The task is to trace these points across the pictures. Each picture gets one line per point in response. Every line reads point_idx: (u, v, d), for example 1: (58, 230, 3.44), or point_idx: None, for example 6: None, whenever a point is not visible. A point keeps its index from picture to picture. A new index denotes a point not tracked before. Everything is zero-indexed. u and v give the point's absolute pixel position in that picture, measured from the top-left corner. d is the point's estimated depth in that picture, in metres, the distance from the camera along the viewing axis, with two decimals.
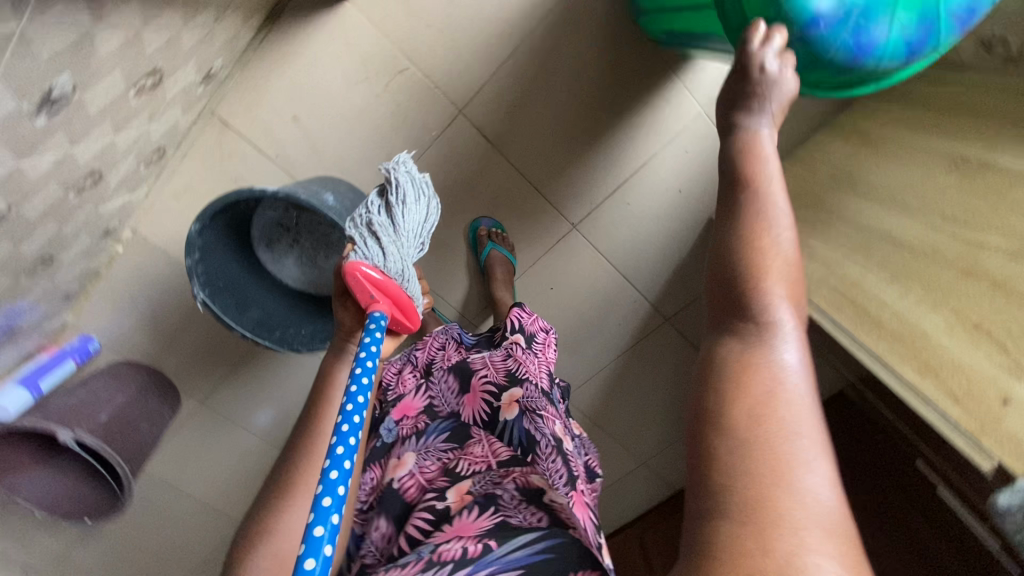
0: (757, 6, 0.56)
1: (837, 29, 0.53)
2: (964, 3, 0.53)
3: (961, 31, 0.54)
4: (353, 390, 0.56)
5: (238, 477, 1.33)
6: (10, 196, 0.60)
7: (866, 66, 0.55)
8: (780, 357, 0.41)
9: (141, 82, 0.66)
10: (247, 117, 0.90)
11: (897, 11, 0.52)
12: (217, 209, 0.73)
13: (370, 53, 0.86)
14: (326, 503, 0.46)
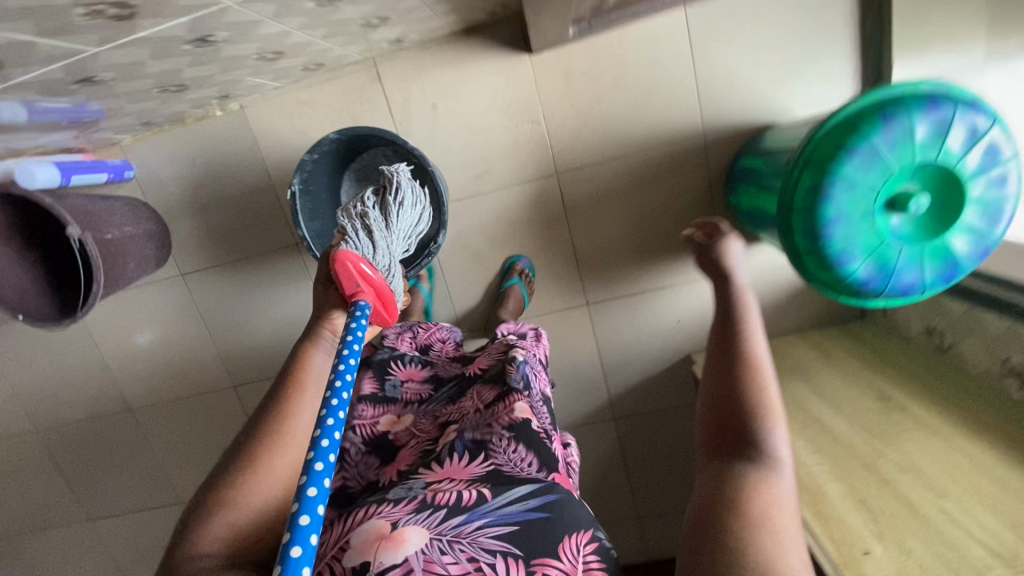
0: (828, 274, 0.74)
1: (884, 283, 0.72)
2: (980, 238, 0.69)
3: (984, 251, 0.70)
4: (332, 404, 0.58)
5: (156, 360, 1.29)
6: (234, 34, 0.71)
7: (916, 294, 0.74)
8: (778, 473, 0.47)
9: (370, 19, 0.81)
10: (397, 83, 1.06)
11: (924, 265, 0.70)
12: (358, 133, 0.87)
13: (519, 96, 1.05)
14: (304, 522, 0.47)
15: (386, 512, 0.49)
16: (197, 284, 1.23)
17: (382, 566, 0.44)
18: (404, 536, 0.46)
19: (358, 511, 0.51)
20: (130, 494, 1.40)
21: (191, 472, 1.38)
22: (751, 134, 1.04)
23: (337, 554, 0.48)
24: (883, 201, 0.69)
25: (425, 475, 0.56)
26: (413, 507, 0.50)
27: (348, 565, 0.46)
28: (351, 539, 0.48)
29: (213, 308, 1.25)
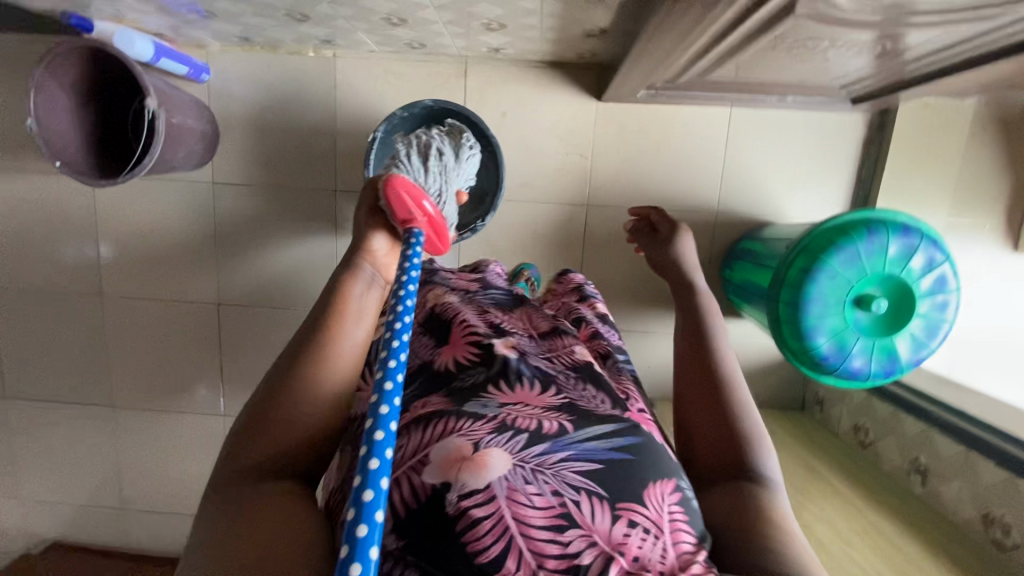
0: (800, 345, 0.87)
1: (837, 363, 0.87)
2: (917, 344, 0.85)
3: (923, 355, 0.86)
4: (400, 309, 0.57)
5: (147, 254, 1.28)
6: None
7: (867, 380, 0.88)
8: (766, 473, 0.57)
9: (492, 23, 0.94)
10: (478, 84, 1.19)
11: (872, 355, 0.86)
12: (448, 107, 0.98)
13: (576, 132, 1.20)
14: (384, 411, 0.49)
15: (464, 431, 0.50)
16: (223, 196, 1.24)
17: (465, 487, 0.45)
18: (487, 460, 0.47)
19: (434, 424, 0.51)
20: (63, 381, 1.34)
21: (138, 376, 1.34)
22: (753, 225, 1.22)
23: (413, 466, 0.49)
24: (854, 299, 0.84)
25: (497, 392, 0.56)
26: (493, 429, 0.51)
27: (428, 482, 0.47)
28: (430, 453, 0.48)
29: (224, 222, 1.25)
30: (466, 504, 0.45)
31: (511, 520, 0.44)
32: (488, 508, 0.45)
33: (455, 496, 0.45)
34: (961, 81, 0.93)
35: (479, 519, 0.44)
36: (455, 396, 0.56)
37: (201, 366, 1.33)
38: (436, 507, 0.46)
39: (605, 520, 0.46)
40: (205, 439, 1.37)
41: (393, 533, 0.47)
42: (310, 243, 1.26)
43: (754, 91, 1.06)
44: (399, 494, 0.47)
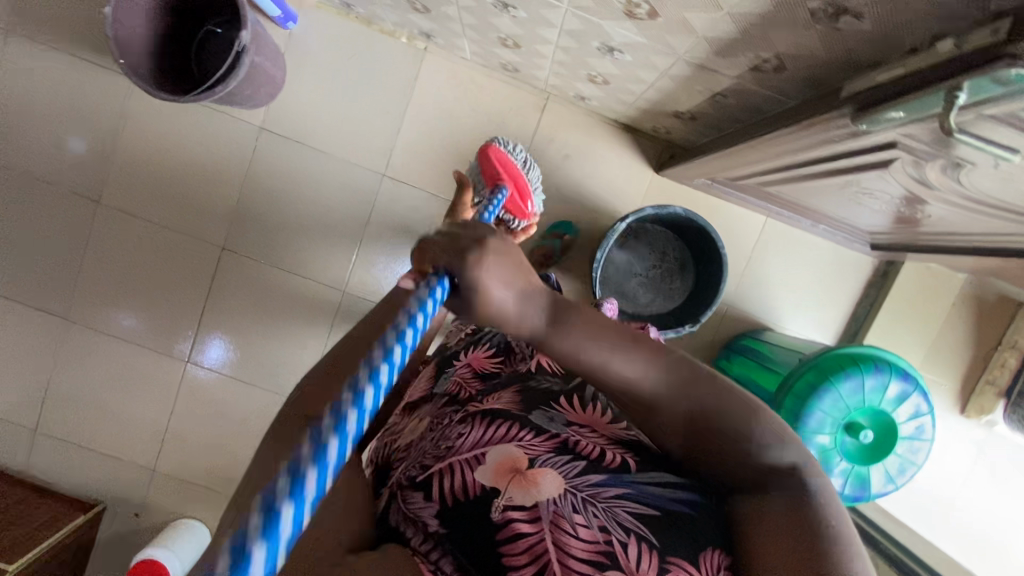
0: None
1: None
2: (885, 478, 0.94)
3: (889, 487, 0.95)
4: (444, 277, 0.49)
5: (162, 173, 1.21)
6: (525, 17, 0.85)
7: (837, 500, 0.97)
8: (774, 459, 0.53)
9: (598, 77, 0.99)
10: (552, 122, 1.23)
11: (846, 477, 0.94)
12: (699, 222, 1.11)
13: (626, 194, 1.26)
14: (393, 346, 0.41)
15: (524, 442, 0.55)
16: (269, 145, 1.21)
17: (512, 499, 0.49)
18: (539, 479, 0.50)
19: (497, 427, 0.56)
20: (22, 279, 1.22)
21: (108, 296, 1.23)
22: (755, 326, 1.31)
23: (469, 461, 0.53)
24: (846, 422, 0.92)
25: (566, 412, 0.61)
26: (554, 448, 0.55)
27: (480, 481, 0.51)
28: (487, 455, 0.53)
29: (258, 170, 1.21)
30: (512, 514, 0.48)
31: (552, 543, 0.47)
32: (530, 525, 0.48)
33: (501, 504, 0.49)
34: (971, 261, 1.06)
35: (520, 532, 0.47)
36: (522, 403, 0.61)
37: (182, 306, 1.25)
38: (483, 508, 0.49)
39: (649, 568, 0.46)
40: (159, 381, 1.27)
41: (438, 515, 0.50)
42: (340, 217, 1.23)
43: (796, 212, 1.16)
44: (451, 483, 0.52)
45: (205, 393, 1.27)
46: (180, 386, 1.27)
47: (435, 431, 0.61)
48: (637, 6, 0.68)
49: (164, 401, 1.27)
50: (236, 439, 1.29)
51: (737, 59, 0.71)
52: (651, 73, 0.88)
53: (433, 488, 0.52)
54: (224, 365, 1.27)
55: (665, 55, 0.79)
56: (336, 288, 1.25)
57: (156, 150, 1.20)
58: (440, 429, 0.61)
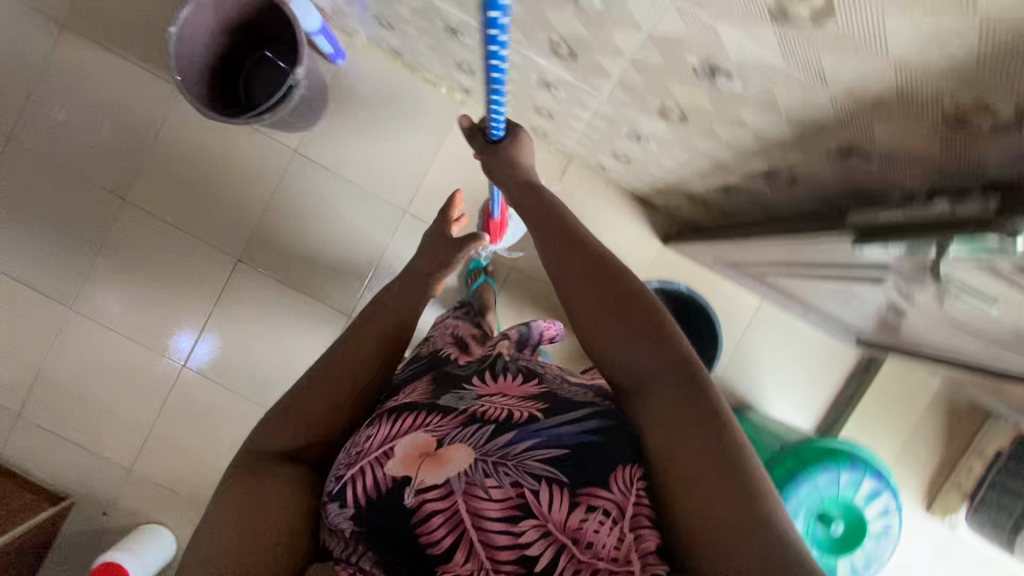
0: None
1: None
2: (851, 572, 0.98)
3: None
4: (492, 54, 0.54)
5: (191, 180, 1.25)
6: (563, 96, 0.92)
7: None
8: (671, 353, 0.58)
9: (621, 154, 1.06)
10: (570, 184, 1.30)
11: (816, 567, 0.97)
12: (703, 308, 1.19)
13: (631, 260, 1.32)
14: None
15: (428, 428, 0.57)
16: (300, 169, 1.26)
17: (423, 483, 0.53)
18: (444, 458, 0.54)
19: (402, 420, 0.59)
20: (35, 263, 1.23)
21: (117, 291, 1.25)
22: (738, 401, 1.36)
23: (377, 459, 0.56)
24: (820, 513, 0.96)
25: (477, 387, 0.63)
26: (457, 424, 0.57)
27: (391, 474, 0.54)
28: (395, 448, 0.56)
29: (285, 192, 1.26)
30: (423, 497, 0.52)
31: (465, 512, 0.51)
32: (441, 503, 0.52)
33: (413, 490, 0.53)
34: (945, 371, 1.13)
35: (432, 513, 0.52)
36: (433, 391, 0.63)
37: (188, 310, 1.27)
38: (396, 499, 0.53)
39: (561, 507, 0.50)
40: (151, 380, 1.27)
41: (354, 517, 0.55)
42: (355, 245, 1.27)
43: (789, 300, 1.22)
44: (363, 484, 0.55)
45: (196, 399, 1.28)
46: (172, 389, 1.28)
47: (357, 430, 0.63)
48: (669, 110, 0.75)
49: (153, 401, 1.27)
50: (218, 449, 1.29)
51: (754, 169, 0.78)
52: (671, 161, 0.94)
53: (347, 494, 0.56)
54: (220, 374, 1.28)
55: (687, 151, 0.86)
56: (341, 313, 1.28)
57: (189, 158, 1.24)
58: (359, 432, 0.63)
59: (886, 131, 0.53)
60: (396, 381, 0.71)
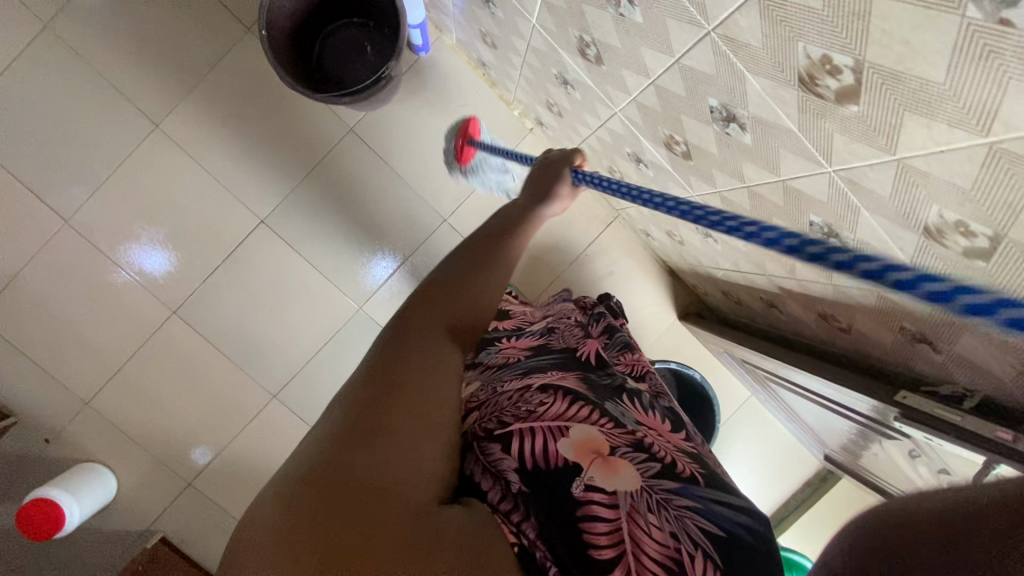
0: None
1: None
2: None
3: None
4: None
5: (236, 125, 1.17)
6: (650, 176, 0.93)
7: None
8: None
9: (676, 236, 1.08)
10: (610, 239, 1.31)
11: None
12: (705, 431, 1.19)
13: (645, 326, 1.34)
14: None
15: (603, 428, 0.55)
16: (351, 147, 1.21)
17: (594, 479, 0.49)
18: (618, 470, 0.50)
19: (579, 406, 0.56)
20: (39, 161, 1.12)
21: (124, 216, 1.16)
22: None
23: (552, 431, 0.54)
24: None
25: (633, 412, 0.61)
26: (629, 443, 0.54)
27: (561, 454, 0.52)
28: (570, 429, 0.54)
29: (332, 166, 1.21)
30: (591, 496, 0.48)
31: (627, 535, 0.46)
32: (609, 511, 0.47)
33: (584, 482, 0.49)
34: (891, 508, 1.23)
35: (597, 515, 0.47)
36: (593, 392, 0.61)
37: (194, 257, 1.19)
38: (564, 480, 0.49)
39: None
40: (135, 319, 1.19)
41: (521, 475, 0.51)
42: (384, 238, 1.25)
43: (779, 406, 1.29)
44: (533, 448, 0.52)
45: (177, 350, 1.21)
46: (155, 334, 1.20)
47: (511, 390, 0.62)
48: None
49: (131, 341, 1.20)
50: (187, 404, 1.23)
51: (811, 308, 0.82)
52: (728, 263, 0.97)
53: (513, 446, 0.53)
54: (209, 330, 1.21)
55: (751, 265, 0.89)
56: (351, 302, 1.25)
57: (240, 102, 1.17)
58: (514, 391, 0.60)
59: (970, 342, 0.57)
60: (535, 358, 0.70)
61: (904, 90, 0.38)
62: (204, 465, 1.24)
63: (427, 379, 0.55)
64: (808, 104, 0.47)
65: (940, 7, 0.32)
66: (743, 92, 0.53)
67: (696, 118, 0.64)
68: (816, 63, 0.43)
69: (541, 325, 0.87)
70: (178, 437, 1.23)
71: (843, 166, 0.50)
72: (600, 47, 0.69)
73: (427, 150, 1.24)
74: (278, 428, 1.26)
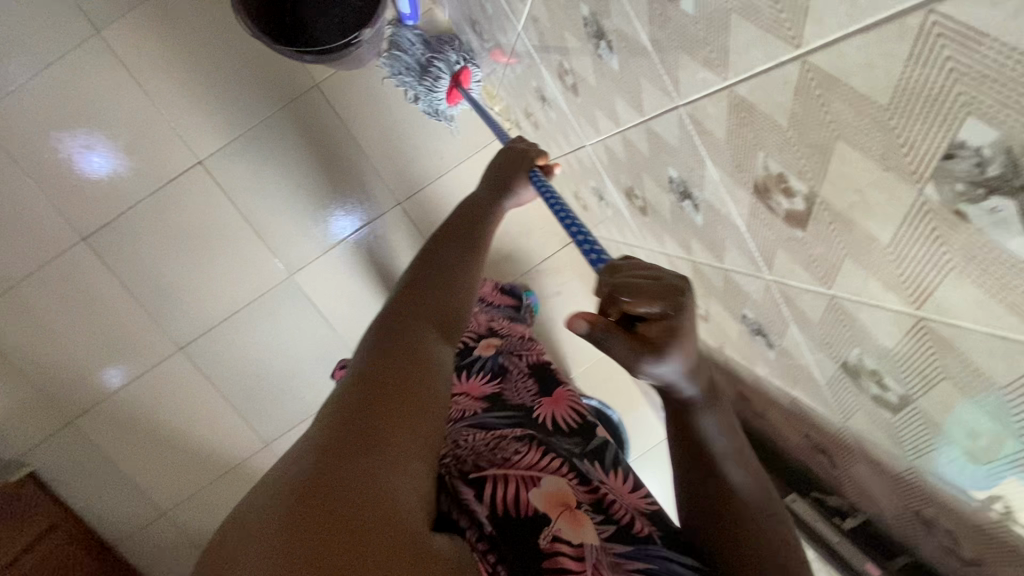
0: None
1: None
2: None
3: None
4: None
5: (190, 51, 1.05)
6: (609, 214, 0.89)
7: None
8: None
9: None
10: (564, 258, 1.27)
11: None
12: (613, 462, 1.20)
13: (580, 352, 1.33)
14: None
15: (571, 482, 0.54)
16: (314, 104, 1.11)
17: (560, 532, 0.49)
18: (583, 525, 0.50)
19: (552, 456, 0.56)
20: None
21: (43, 122, 1.04)
22: None
23: (524, 479, 0.53)
24: None
25: (597, 470, 0.60)
26: (591, 500, 0.53)
27: (533, 504, 0.51)
28: (543, 479, 0.53)
29: (290, 120, 1.11)
30: (559, 548, 0.48)
31: None
32: (576, 563, 0.47)
33: (551, 533, 0.49)
34: None
35: (565, 566, 0.47)
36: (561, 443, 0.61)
37: (120, 184, 1.09)
38: (533, 531, 0.49)
39: None
40: (37, 238, 1.07)
41: (493, 518, 0.50)
42: (332, 206, 1.17)
43: None
44: (505, 494, 0.52)
45: (81, 280, 1.10)
46: (58, 258, 1.09)
47: (482, 437, 0.60)
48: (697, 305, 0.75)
49: (30, 259, 1.08)
50: (83, 337, 1.13)
51: (732, 385, 0.81)
52: None
53: (486, 492, 0.51)
54: (122, 264, 1.11)
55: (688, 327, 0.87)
56: (284, 267, 1.17)
57: (199, 26, 1.05)
58: (487, 436, 0.60)
59: (864, 472, 0.56)
60: (495, 415, 0.67)
61: (849, 236, 0.36)
62: (117, 384, 1.16)
63: (417, 380, 0.50)
64: (759, 212, 0.44)
65: (900, 175, 0.29)
66: (702, 176, 0.49)
67: (656, 180, 0.60)
68: (772, 177, 0.39)
69: (502, 365, 0.86)
70: (68, 371, 1.13)
71: (781, 278, 0.47)
72: (578, 79, 0.63)
73: (394, 126, 1.16)
74: (181, 381, 1.18)
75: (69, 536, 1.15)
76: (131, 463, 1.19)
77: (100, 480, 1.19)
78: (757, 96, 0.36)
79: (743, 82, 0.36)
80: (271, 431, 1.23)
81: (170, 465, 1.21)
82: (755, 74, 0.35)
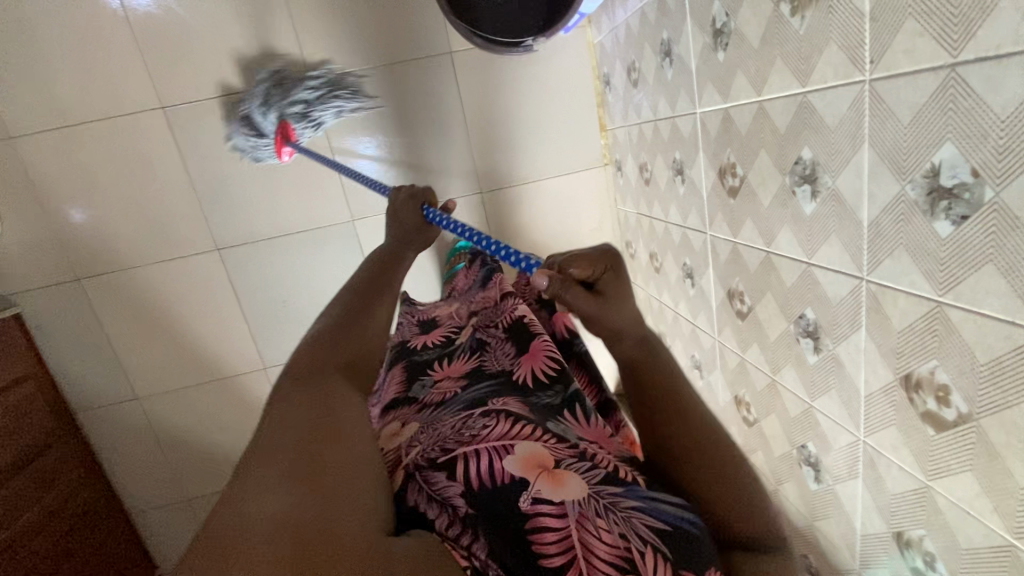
0: None
1: None
2: None
3: None
4: None
5: None
6: (687, 291, 0.94)
7: None
8: None
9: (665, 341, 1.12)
10: None
11: None
12: None
13: None
14: None
15: (547, 442, 0.49)
16: (437, 68, 1.10)
17: (540, 492, 0.42)
18: (562, 479, 0.44)
19: (521, 423, 0.50)
20: None
21: None
22: None
23: (494, 449, 0.47)
24: None
25: (573, 425, 0.57)
26: (573, 455, 0.48)
27: (506, 470, 0.45)
28: (515, 445, 0.47)
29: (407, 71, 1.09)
30: (540, 508, 0.41)
31: (579, 541, 0.39)
32: (557, 520, 0.40)
33: (527, 495, 0.42)
34: None
35: (546, 527, 0.40)
36: (535, 411, 0.56)
37: (218, 65, 1.03)
38: (504, 497, 0.43)
39: None
40: (115, 86, 1.01)
41: (462, 496, 0.44)
42: (415, 170, 1.16)
43: None
44: (475, 466, 0.45)
45: (143, 144, 1.05)
46: (129, 114, 1.03)
47: (451, 418, 0.54)
48: (746, 410, 0.81)
49: (97, 103, 1.01)
50: (117, 200, 1.07)
51: None
52: None
53: (458, 469, 0.45)
54: (190, 145, 1.06)
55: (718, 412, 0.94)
56: (348, 210, 1.15)
57: None
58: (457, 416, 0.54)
59: None
60: (472, 386, 0.63)
61: (989, 461, 0.43)
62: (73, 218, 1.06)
63: (334, 421, 0.46)
64: (896, 394, 0.51)
65: None
66: (846, 335, 0.56)
67: (781, 308, 0.66)
68: (932, 382, 0.46)
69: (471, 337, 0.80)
70: (89, 226, 1.07)
71: (877, 445, 0.55)
72: (744, 188, 0.68)
73: (504, 118, 1.16)
74: (203, 278, 1.14)
75: (36, 388, 1.10)
76: (117, 335, 1.15)
77: (74, 344, 1.14)
78: (967, 326, 0.42)
79: (957, 309, 0.43)
80: (271, 356, 1.22)
81: (152, 354, 1.17)
82: (977, 312, 0.41)
